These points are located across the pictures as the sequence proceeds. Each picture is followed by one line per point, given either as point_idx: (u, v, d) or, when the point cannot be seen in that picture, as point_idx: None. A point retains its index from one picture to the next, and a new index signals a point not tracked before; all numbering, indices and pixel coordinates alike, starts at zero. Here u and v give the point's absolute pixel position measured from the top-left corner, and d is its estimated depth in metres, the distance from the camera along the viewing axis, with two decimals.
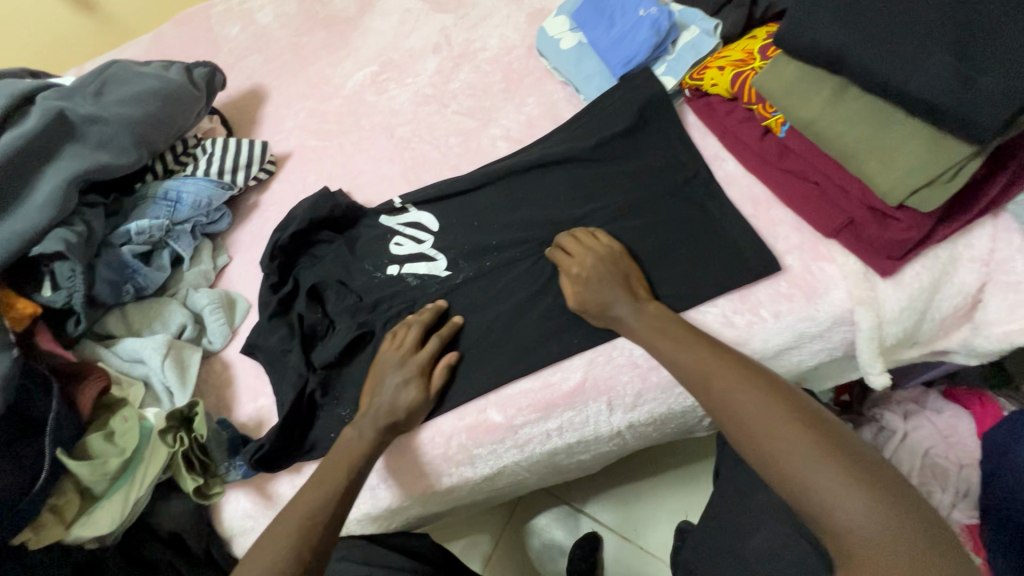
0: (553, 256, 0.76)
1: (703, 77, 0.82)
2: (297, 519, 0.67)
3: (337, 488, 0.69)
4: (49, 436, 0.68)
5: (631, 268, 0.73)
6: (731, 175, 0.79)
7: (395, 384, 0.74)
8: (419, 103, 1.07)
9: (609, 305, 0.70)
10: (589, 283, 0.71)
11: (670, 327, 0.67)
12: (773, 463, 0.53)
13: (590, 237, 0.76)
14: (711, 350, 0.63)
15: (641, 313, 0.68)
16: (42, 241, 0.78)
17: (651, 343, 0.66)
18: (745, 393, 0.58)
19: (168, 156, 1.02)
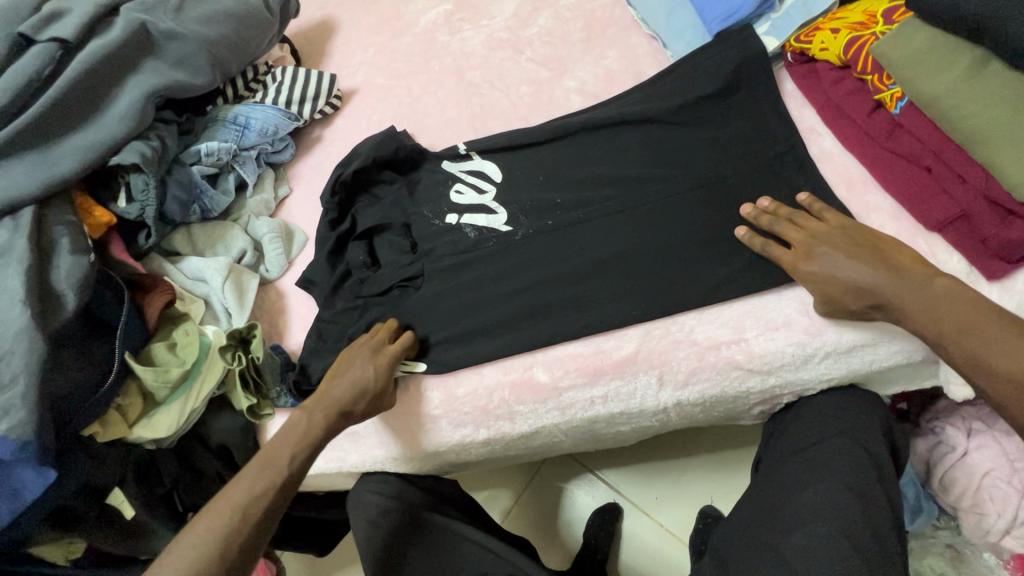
0: (766, 247, 0.68)
1: (812, 38, 0.74)
2: (237, 509, 0.61)
3: (280, 484, 0.64)
4: (119, 339, 0.72)
5: (875, 243, 0.64)
6: (826, 152, 0.73)
7: (363, 365, 0.74)
8: (492, 47, 1.02)
9: (872, 286, 0.61)
10: (829, 272, 0.63)
11: (938, 303, 0.58)
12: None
13: (813, 220, 0.67)
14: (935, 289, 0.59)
15: (917, 290, 0.59)
16: (120, 152, 0.80)
17: (933, 334, 0.58)
18: (1009, 337, 0.54)
19: (239, 81, 1.02)
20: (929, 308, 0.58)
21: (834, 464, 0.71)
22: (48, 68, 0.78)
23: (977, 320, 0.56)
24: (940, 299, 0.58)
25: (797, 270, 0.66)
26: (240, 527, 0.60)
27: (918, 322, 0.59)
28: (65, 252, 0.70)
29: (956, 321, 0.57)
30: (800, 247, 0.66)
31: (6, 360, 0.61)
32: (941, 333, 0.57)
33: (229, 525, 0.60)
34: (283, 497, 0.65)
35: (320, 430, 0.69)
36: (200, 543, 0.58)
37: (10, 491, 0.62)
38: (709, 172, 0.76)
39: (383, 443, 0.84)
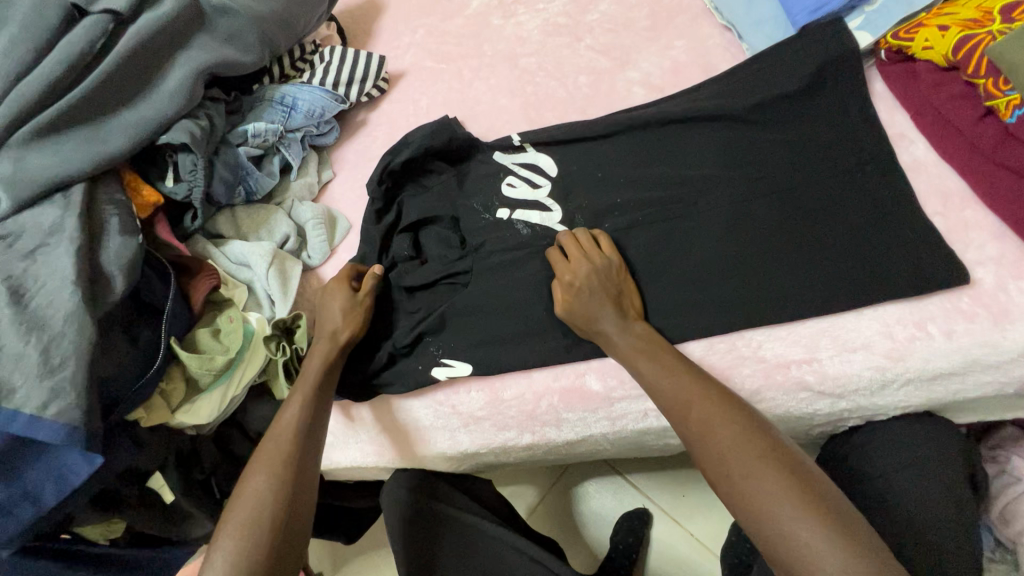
0: (551, 255, 0.73)
1: (914, 35, 0.68)
2: (274, 447, 0.65)
3: (305, 406, 0.68)
4: (165, 324, 0.71)
5: (625, 284, 0.70)
6: (919, 162, 0.67)
7: (324, 300, 0.77)
8: (549, 32, 0.98)
9: (596, 319, 0.67)
10: (585, 303, 0.68)
11: (658, 352, 0.65)
12: (753, 504, 0.53)
13: (594, 244, 0.73)
14: (690, 382, 0.62)
15: (625, 330, 0.67)
16: (169, 130, 0.78)
17: (633, 363, 0.65)
18: (734, 443, 0.56)
19: (285, 60, 0.99)
20: (687, 389, 0.61)
21: (906, 497, 0.67)
22: (99, 41, 0.75)
23: (714, 424, 0.58)
24: (647, 340, 0.66)
25: (560, 281, 0.70)
26: (281, 451, 0.64)
27: (647, 380, 0.63)
28: (115, 232, 0.69)
29: (706, 410, 0.59)
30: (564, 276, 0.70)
31: (56, 343, 0.59)
32: (692, 417, 0.59)
33: (282, 451, 0.64)
34: (311, 424, 0.68)
35: (324, 360, 0.72)
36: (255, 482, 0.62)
37: (59, 476, 0.60)
38: (785, 179, 0.70)
39: (421, 443, 0.82)
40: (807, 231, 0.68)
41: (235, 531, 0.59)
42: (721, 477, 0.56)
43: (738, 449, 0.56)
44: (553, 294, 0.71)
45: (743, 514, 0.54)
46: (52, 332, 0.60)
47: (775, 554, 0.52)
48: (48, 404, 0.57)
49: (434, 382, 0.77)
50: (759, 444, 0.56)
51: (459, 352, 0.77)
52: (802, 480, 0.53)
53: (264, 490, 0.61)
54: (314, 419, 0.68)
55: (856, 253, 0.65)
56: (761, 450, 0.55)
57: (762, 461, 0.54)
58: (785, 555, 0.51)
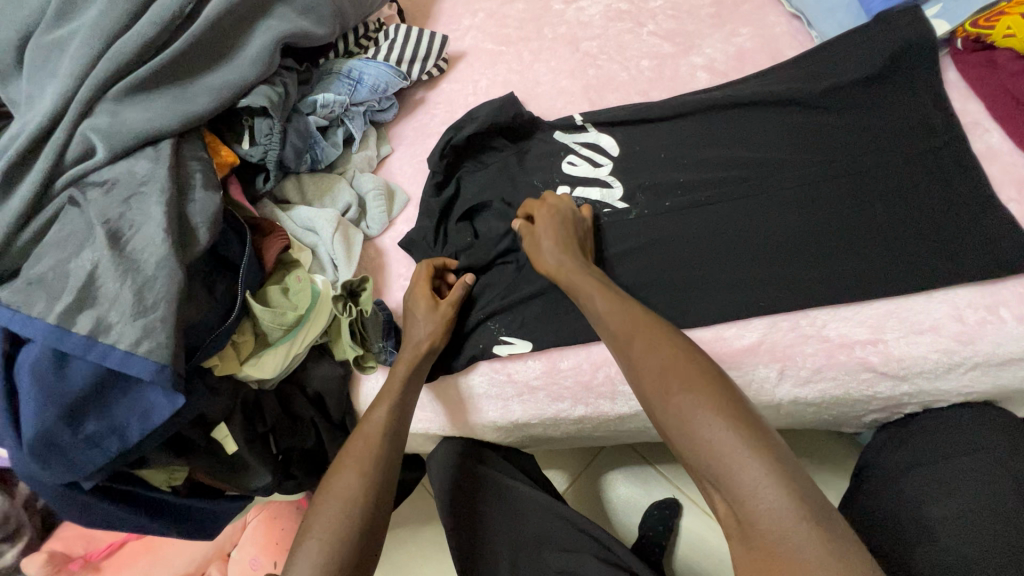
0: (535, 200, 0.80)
1: (995, 23, 0.69)
2: (364, 450, 0.67)
3: (393, 410, 0.70)
4: (242, 278, 0.73)
5: (584, 236, 0.75)
6: (994, 150, 0.68)
7: (430, 324, 0.76)
8: (611, 18, 0.99)
9: (555, 256, 0.72)
10: (548, 231, 0.75)
11: (608, 288, 0.67)
12: (676, 422, 0.53)
13: (558, 198, 0.78)
14: (635, 310, 0.63)
15: (583, 268, 0.70)
16: (249, 95, 0.81)
17: (586, 293, 0.67)
18: (666, 362, 0.56)
19: (351, 37, 1.01)
20: (633, 320, 0.62)
21: (974, 483, 0.67)
22: (189, 5, 0.78)
23: (651, 346, 0.58)
24: (603, 281, 0.69)
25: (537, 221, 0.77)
26: (371, 451, 0.67)
27: (598, 312, 0.65)
28: (200, 187, 0.72)
29: (647, 338, 0.59)
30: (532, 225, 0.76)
31: (148, 286, 0.62)
32: (635, 347, 0.59)
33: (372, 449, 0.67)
34: (396, 434, 0.70)
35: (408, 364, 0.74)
36: (343, 481, 0.64)
37: (143, 412, 0.63)
38: (852, 163, 0.71)
39: (465, 411, 0.84)
40: (876, 215, 0.68)
41: (327, 515, 0.61)
42: (654, 398, 0.56)
43: (669, 372, 0.55)
44: (523, 232, 0.78)
45: (672, 433, 0.54)
46: (145, 275, 0.63)
47: (707, 477, 0.51)
48: (141, 341, 0.60)
49: (494, 356, 0.79)
50: (690, 365, 0.55)
51: (517, 328, 0.80)
52: (737, 408, 0.52)
53: (355, 490, 0.63)
54: (398, 430, 0.70)
55: (924, 236, 0.66)
56: (691, 370, 0.55)
57: (691, 380, 0.54)
58: (718, 477, 0.49)
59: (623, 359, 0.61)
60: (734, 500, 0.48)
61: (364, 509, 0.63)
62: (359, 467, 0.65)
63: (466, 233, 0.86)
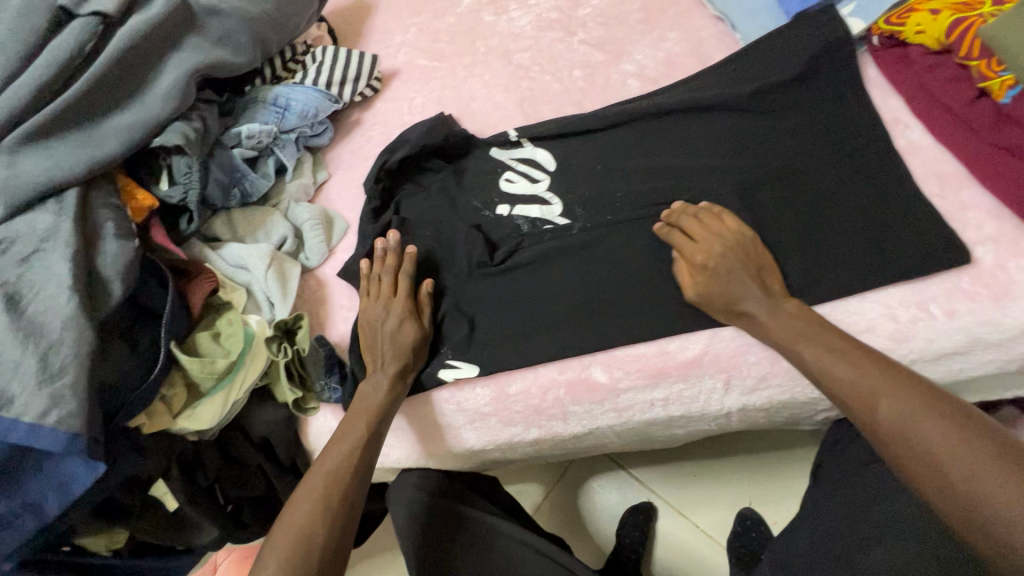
0: (671, 238, 0.69)
1: (906, 20, 0.70)
2: (325, 481, 0.66)
3: (362, 441, 0.68)
4: (165, 329, 0.70)
5: (764, 259, 0.66)
6: (915, 146, 0.68)
7: (389, 326, 0.74)
8: (542, 28, 0.98)
9: (742, 299, 0.64)
10: (717, 276, 0.65)
11: (815, 333, 0.61)
12: (951, 487, 0.50)
13: (715, 218, 0.69)
14: (877, 370, 0.57)
15: (775, 309, 0.63)
16: (163, 133, 0.77)
17: (795, 350, 0.61)
18: (917, 418, 0.53)
19: (277, 61, 0.97)
20: (876, 384, 0.56)
21: None
22: (89, 43, 0.75)
23: (884, 396, 0.55)
24: (805, 321, 0.62)
25: (695, 267, 0.67)
26: (336, 484, 0.66)
27: (818, 367, 0.59)
28: (110, 237, 0.68)
29: (899, 404, 0.54)
30: (704, 243, 0.67)
31: (54, 350, 0.58)
32: (885, 410, 0.54)
33: (331, 480, 0.66)
34: (365, 463, 0.68)
35: (387, 392, 0.72)
36: (300, 515, 0.64)
37: (61, 484, 0.59)
38: (783, 166, 0.71)
39: (426, 438, 0.80)
40: (807, 218, 0.68)
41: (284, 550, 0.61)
42: (915, 463, 0.52)
43: (924, 432, 0.52)
44: (680, 282, 0.68)
45: (944, 498, 0.50)
46: (50, 339, 0.59)
47: (969, 527, 0.49)
48: (48, 411, 0.56)
49: (441, 383, 0.76)
50: (952, 415, 0.52)
51: (463, 353, 0.76)
52: (1001, 448, 0.50)
53: (307, 524, 0.63)
54: (368, 457, 0.69)
55: (857, 236, 0.66)
56: (948, 419, 0.52)
57: (957, 432, 0.51)
58: (985, 529, 0.48)
59: (870, 425, 0.56)
60: (996, 545, 0.47)
61: (325, 542, 0.63)
62: (316, 505, 0.64)
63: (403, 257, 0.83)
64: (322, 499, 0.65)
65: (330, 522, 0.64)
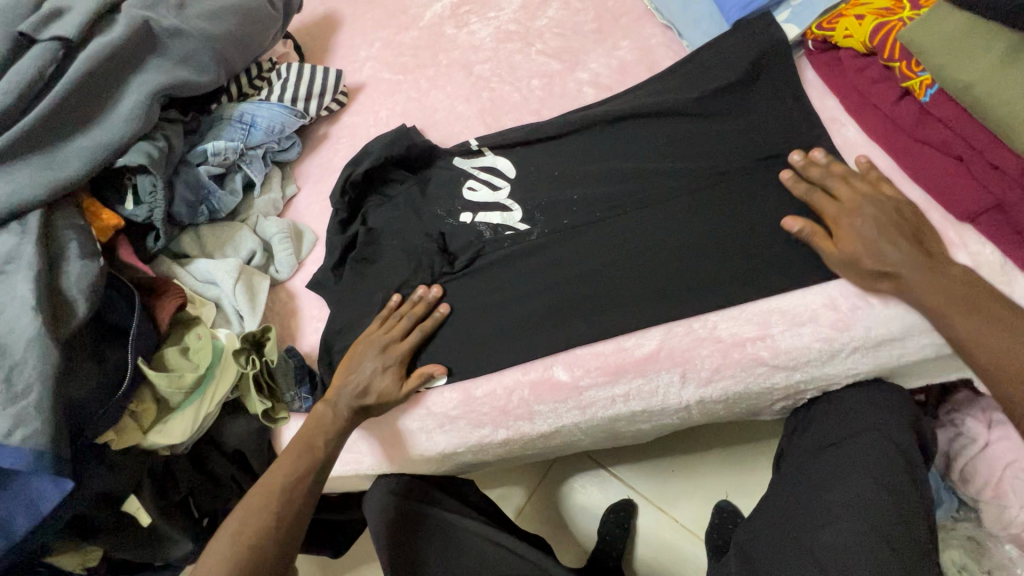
0: (811, 195, 0.66)
1: (835, 26, 0.74)
2: (263, 500, 0.68)
3: (314, 463, 0.71)
4: (131, 345, 0.70)
5: (916, 220, 0.63)
6: (851, 143, 0.72)
7: (372, 368, 0.74)
8: (501, 39, 1.01)
9: (890, 258, 0.61)
10: (858, 231, 0.62)
11: (976, 297, 0.59)
12: None
13: (864, 182, 0.65)
14: (987, 323, 0.58)
15: (932, 272, 0.60)
16: (127, 153, 0.78)
17: (947, 318, 0.59)
18: None
19: (243, 79, 0.99)
20: (1015, 344, 0.57)
21: (865, 461, 0.70)
22: (50, 67, 0.76)
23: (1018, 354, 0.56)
24: (964, 286, 0.59)
25: (837, 225, 0.64)
26: (290, 503, 0.69)
27: (971, 339, 0.58)
28: (75, 257, 0.69)
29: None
30: (846, 204, 0.64)
31: (18, 370, 0.60)
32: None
33: (280, 494, 0.69)
34: (315, 481, 0.71)
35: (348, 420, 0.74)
36: (242, 522, 0.67)
37: (29, 503, 0.61)
38: (730, 166, 0.74)
39: (390, 451, 0.83)
40: (752, 215, 0.71)
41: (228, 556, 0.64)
42: None
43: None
44: (815, 244, 0.65)
45: None
46: (14, 358, 0.60)
47: None
48: (13, 430, 0.57)
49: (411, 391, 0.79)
50: None
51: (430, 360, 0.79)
52: None
53: (268, 526, 0.67)
54: (318, 476, 0.71)
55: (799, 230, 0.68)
56: None
57: None
58: None
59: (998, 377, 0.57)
60: None
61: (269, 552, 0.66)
62: (263, 517, 0.67)
63: (368, 266, 0.85)
64: (271, 513, 0.68)
65: (276, 537, 0.67)
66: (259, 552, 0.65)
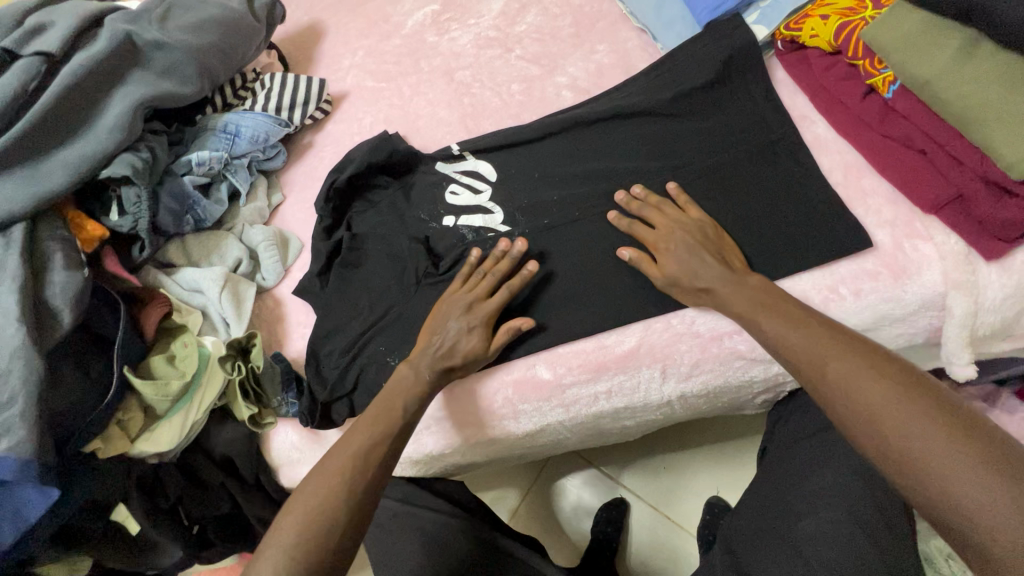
0: (632, 228, 0.72)
1: (802, 26, 0.76)
2: (341, 471, 0.63)
3: (392, 434, 0.66)
4: (117, 355, 0.71)
5: (722, 241, 0.69)
6: (821, 139, 0.74)
7: (457, 328, 0.71)
8: (481, 46, 1.02)
9: (698, 276, 0.66)
10: (676, 256, 0.68)
11: (775, 304, 0.61)
12: (899, 455, 0.47)
13: (676, 209, 0.72)
14: (829, 339, 0.55)
15: (736, 284, 0.64)
16: (111, 164, 0.79)
17: (756, 321, 0.60)
18: (862, 379, 0.51)
19: (227, 89, 1.01)
20: (824, 348, 0.55)
21: (843, 449, 0.71)
22: (32, 82, 0.77)
23: (847, 367, 0.52)
24: (764, 293, 0.63)
25: (655, 250, 0.70)
26: (365, 477, 0.63)
27: (775, 337, 0.58)
28: (59, 268, 0.70)
29: (846, 368, 0.53)
30: (662, 230, 0.70)
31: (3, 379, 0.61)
32: (831, 375, 0.53)
33: (354, 467, 0.63)
34: (390, 454, 0.66)
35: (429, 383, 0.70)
36: (318, 496, 0.61)
37: (13, 511, 0.61)
38: (703, 165, 0.76)
39: (463, 423, 0.79)
40: (726, 212, 0.72)
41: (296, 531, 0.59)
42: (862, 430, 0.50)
43: (874, 404, 0.50)
44: (643, 269, 0.70)
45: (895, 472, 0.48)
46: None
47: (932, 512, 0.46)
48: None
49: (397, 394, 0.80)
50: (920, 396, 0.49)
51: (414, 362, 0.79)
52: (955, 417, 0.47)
53: (340, 500, 0.61)
54: (394, 449, 0.66)
55: (772, 226, 0.70)
56: (903, 388, 0.50)
57: (906, 395, 0.49)
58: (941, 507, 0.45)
59: (818, 390, 0.54)
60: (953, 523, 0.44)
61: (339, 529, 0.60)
62: (339, 490, 0.61)
63: (352, 271, 0.86)
64: (345, 487, 0.62)
65: (348, 514, 0.61)
66: (329, 527, 0.59)
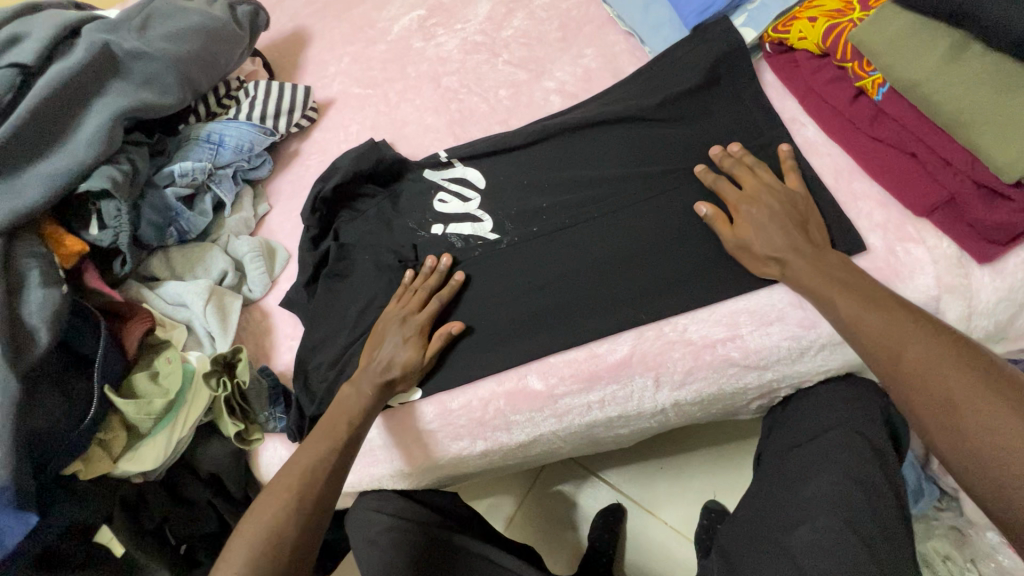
0: (717, 184, 0.70)
1: (790, 29, 0.75)
2: (290, 481, 0.64)
3: (341, 441, 0.68)
4: (97, 373, 0.69)
5: (809, 214, 0.66)
6: (811, 142, 0.73)
7: (394, 342, 0.74)
8: (468, 51, 1.01)
9: (773, 245, 0.64)
10: (753, 219, 0.66)
11: (850, 280, 0.59)
12: (963, 436, 0.48)
13: (771, 174, 0.69)
14: (911, 321, 0.55)
15: (817, 259, 0.62)
16: (90, 178, 0.78)
17: (824, 295, 0.60)
18: (935, 361, 0.51)
19: (210, 98, 0.99)
20: (903, 327, 0.54)
21: (837, 453, 0.70)
22: (7, 95, 0.76)
23: (922, 349, 0.52)
24: (843, 272, 0.61)
25: (736, 211, 0.68)
26: (317, 484, 0.64)
27: (848, 314, 0.57)
28: (35, 285, 0.68)
29: (925, 350, 0.52)
30: (743, 196, 0.68)
31: None
32: (909, 358, 0.53)
33: (306, 478, 0.64)
34: (343, 461, 0.67)
35: (371, 395, 0.71)
36: (270, 509, 0.62)
37: None
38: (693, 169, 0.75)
39: (410, 449, 0.80)
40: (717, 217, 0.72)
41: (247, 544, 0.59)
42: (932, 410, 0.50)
43: (944, 382, 0.50)
44: (715, 228, 0.68)
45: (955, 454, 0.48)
46: None
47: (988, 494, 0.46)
48: None
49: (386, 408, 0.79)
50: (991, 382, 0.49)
51: None
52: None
53: (291, 509, 0.62)
54: (347, 457, 0.68)
55: None
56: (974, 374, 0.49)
57: (982, 383, 0.49)
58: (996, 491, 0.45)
59: (888, 369, 0.54)
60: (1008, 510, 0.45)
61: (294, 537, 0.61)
62: (292, 500, 0.62)
63: (340, 282, 0.85)
64: (297, 495, 0.63)
65: (303, 520, 0.62)
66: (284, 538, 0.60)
